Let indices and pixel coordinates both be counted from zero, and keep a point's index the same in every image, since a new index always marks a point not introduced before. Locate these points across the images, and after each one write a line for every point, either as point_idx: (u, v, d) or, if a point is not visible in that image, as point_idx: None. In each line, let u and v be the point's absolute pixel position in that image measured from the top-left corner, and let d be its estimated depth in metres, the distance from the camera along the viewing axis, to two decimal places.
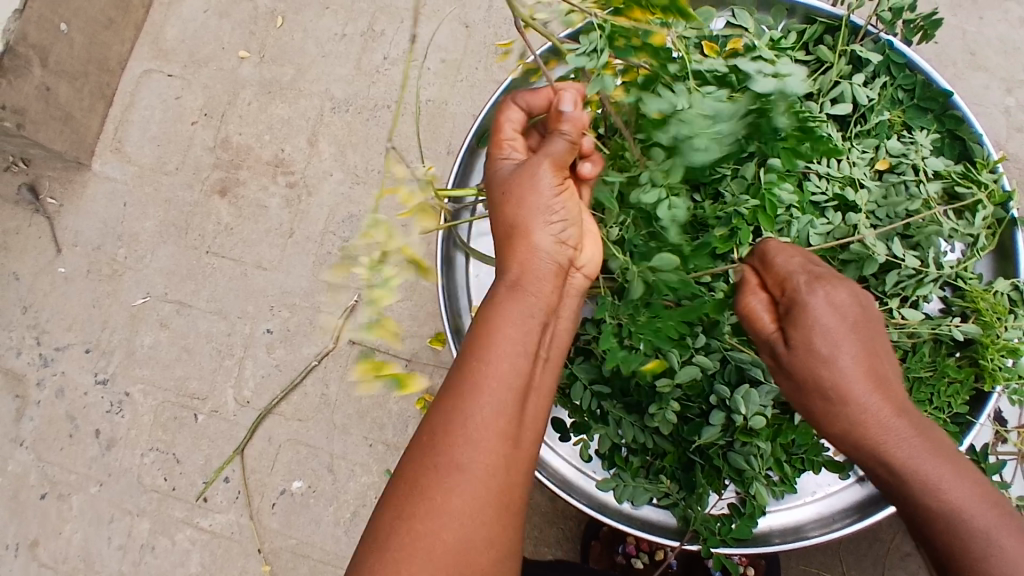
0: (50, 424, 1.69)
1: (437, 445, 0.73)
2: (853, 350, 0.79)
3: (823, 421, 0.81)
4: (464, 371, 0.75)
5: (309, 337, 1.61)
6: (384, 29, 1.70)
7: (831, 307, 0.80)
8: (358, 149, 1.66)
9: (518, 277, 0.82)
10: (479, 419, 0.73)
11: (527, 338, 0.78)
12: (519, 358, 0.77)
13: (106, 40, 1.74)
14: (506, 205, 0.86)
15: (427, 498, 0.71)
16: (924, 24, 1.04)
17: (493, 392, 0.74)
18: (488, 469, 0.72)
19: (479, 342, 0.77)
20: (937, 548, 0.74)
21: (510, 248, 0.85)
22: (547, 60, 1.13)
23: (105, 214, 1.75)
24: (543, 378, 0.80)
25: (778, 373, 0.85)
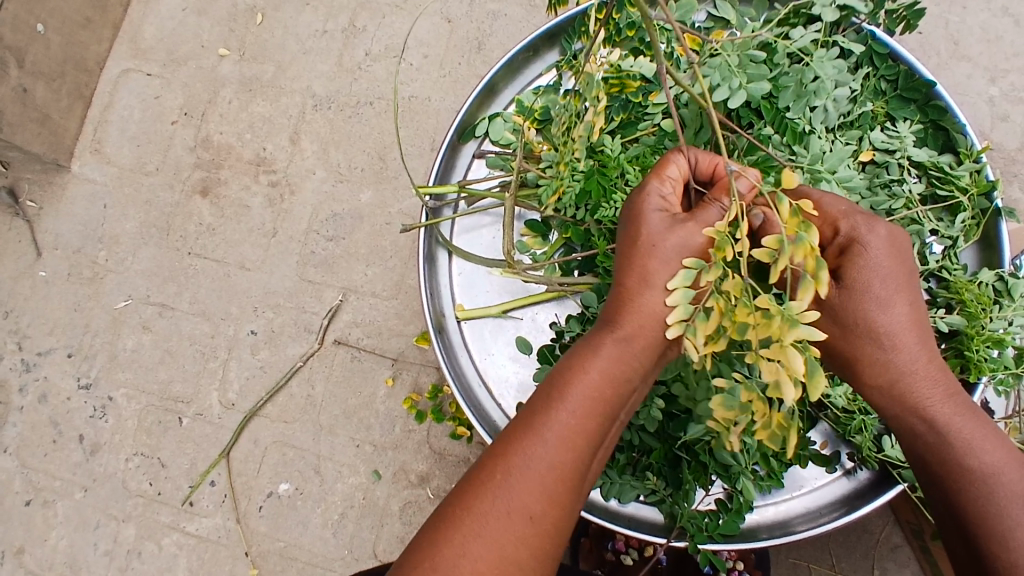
0: (33, 429, 1.66)
1: (494, 486, 0.70)
2: (906, 304, 0.77)
3: (871, 368, 0.78)
4: (543, 414, 0.73)
5: (294, 338, 1.59)
6: (366, 24, 1.68)
7: (897, 260, 0.77)
8: (341, 147, 1.64)
9: (622, 321, 0.76)
10: (550, 467, 0.71)
11: (613, 398, 0.75)
12: (602, 418, 0.75)
13: (84, 39, 1.72)
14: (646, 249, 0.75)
15: (469, 531, 0.69)
16: (906, 14, 1.02)
17: (562, 449, 0.72)
18: (550, 522, 0.71)
19: (565, 382, 0.75)
20: (967, 509, 0.74)
21: (629, 289, 0.77)
22: (528, 54, 1.11)
23: (85, 216, 1.72)
24: (611, 431, 0.79)
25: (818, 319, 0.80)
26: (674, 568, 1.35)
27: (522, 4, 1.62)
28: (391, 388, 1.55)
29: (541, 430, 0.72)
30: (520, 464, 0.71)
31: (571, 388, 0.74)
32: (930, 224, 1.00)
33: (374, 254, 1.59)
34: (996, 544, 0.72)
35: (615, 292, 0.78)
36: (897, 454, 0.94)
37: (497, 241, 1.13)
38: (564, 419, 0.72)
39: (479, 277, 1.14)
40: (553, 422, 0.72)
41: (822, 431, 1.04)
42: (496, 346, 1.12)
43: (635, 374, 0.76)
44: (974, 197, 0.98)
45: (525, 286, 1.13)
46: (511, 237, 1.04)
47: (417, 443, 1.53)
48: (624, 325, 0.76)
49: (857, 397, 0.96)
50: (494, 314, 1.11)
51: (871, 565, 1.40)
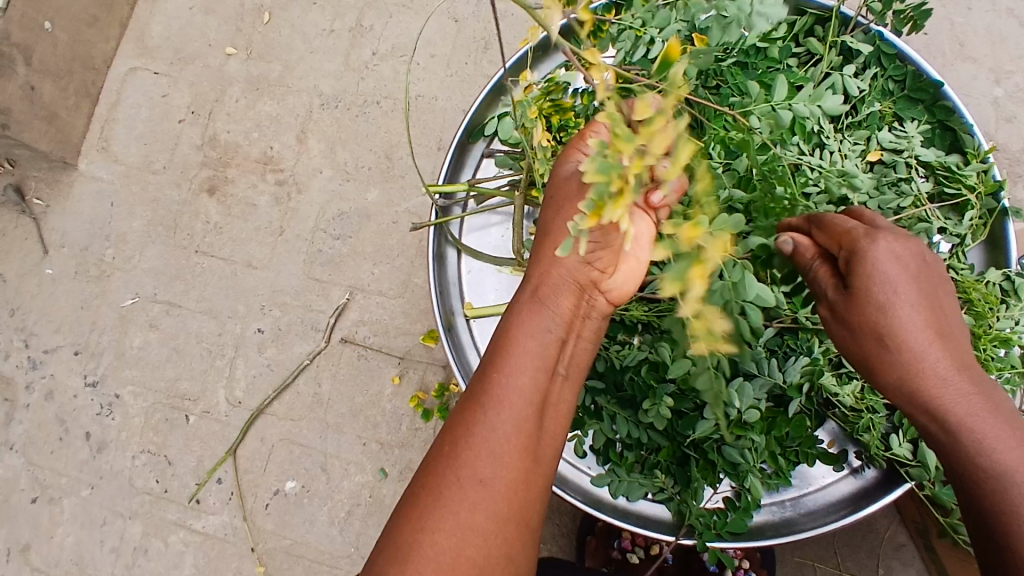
0: (40, 427, 1.67)
1: (445, 460, 0.72)
2: (919, 313, 0.74)
3: (891, 382, 0.76)
4: (482, 383, 0.76)
5: (301, 336, 1.60)
6: (373, 24, 1.68)
7: (901, 264, 0.74)
8: (348, 146, 1.65)
9: (543, 289, 0.81)
10: (495, 429, 0.72)
11: (547, 351, 0.78)
12: (538, 372, 0.77)
13: (90, 38, 1.72)
14: (559, 209, 0.80)
15: (430, 508, 0.70)
16: (914, 14, 1.02)
17: (502, 409, 0.73)
18: (505, 485, 0.71)
19: (499, 354, 0.78)
20: (986, 511, 0.70)
21: (548, 260, 0.82)
22: (537, 53, 1.12)
23: (92, 215, 1.73)
24: (561, 394, 0.80)
25: (834, 329, 0.79)
26: (681, 567, 1.35)
27: None
28: (398, 386, 1.55)
29: (482, 399, 0.74)
30: (470, 432, 0.73)
31: (509, 355, 0.77)
32: (938, 223, 1.00)
33: (381, 252, 1.60)
34: (1012, 538, 0.68)
35: (535, 268, 0.83)
36: (906, 452, 0.94)
37: (506, 240, 1.14)
38: (500, 382, 0.75)
39: (488, 276, 1.14)
40: (492, 387, 0.75)
41: (829, 429, 1.05)
42: None
43: (557, 325, 0.79)
44: (981, 197, 0.99)
45: None
46: (521, 236, 1.05)
47: (424, 442, 1.53)
48: (532, 283, 0.82)
49: (865, 396, 0.97)
50: (504, 313, 1.11)
51: (876, 564, 1.41)
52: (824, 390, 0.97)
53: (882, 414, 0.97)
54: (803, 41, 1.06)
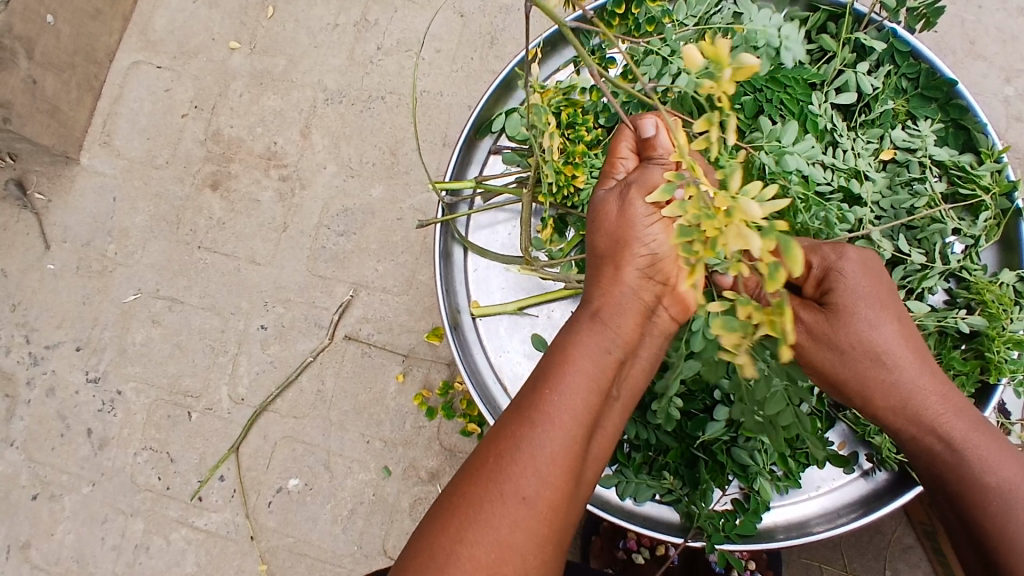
0: (41, 423, 1.66)
1: (489, 473, 0.71)
2: (897, 326, 0.86)
3: (877, 389, 0.86)
4: (535, 399, 0.75)
5: (304, 333, 1.59)
6: (377, 18, 1.67)
7: (877, 284, 0.86)
8: (352, 142, 1.64)
9: (606, 310, 0.83)
10: (543, 447, 0.72)
11: (603, 373, 0.79)
12: (596, 395, 0.77)
13: (93, 31, 1.71)
14: (604, 230, 0.85)
15: (466, 519, 0.69)
16: (927, 12, 1.01)
17: (553, 429, 0.73)
18: (547, 506, 0.71)
19: (553, 371, 0.78)
20: (982, 528, 0.79)
21: (609, 285, 0.84)
22: (545, 48, 1.10)
23: (94, 210, 1.71)
24: (608, 418, 0.81)
25: (816, 347, 0.90)
26: (686, 568, 1.35)
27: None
28: (402, 384, 1.54)
29: (531, 414, 0.74)
30: (516, 447, 0.72)
31: (565, 375, 0.76)
32: (952, 223, 0.99)
33: (385, 249, 1.59)
34: (1006, 549, 0.76)
35: (594, 289, 0.85)
36: None
37: (513, 238, 1.12)
38: (550, 401, 0.74)
39: (494, 274, 1.13)
40: (544, 404, 0.75)
41: (840, 432, 1.03)
42: (512, 343, 1.11)
43: (614, 345, 0.81)
44: (995, 197, 0.97)
45: (541, 283, 1.12)
46: (527, 235, 1.03)
47: (428, 440, 1.52)
48: (591, 303, 0.84)
49: None
50: (510, 311, 1.10)
51: (883, 566, 1.40)
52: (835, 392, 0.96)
53: None
54: (816, 38, 1.04)
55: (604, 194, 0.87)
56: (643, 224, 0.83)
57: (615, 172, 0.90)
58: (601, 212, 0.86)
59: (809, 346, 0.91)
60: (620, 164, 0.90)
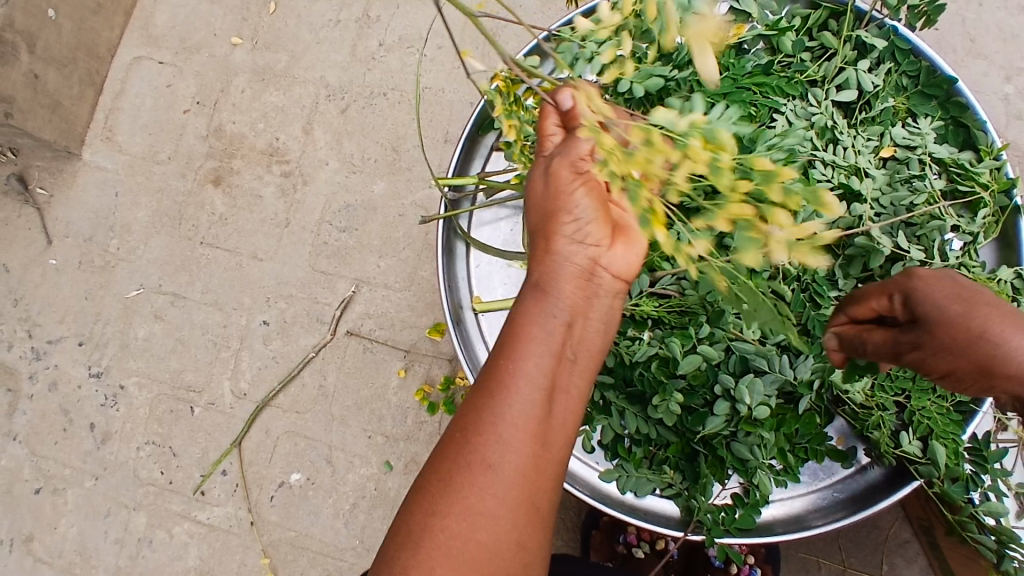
0: (43, 418, 1.67)
1: (453, 446, 0.70)
2: (999, 315, 0.75)
3: (1003, 365, 0.73)
4: (491, 370, 0.72)
5: (306, 329, 1.60)
6: (379, 15, 1.67)
7: (962, 289, 0.77)
8: (354, 138, 1.64)
9: (544, 278, 0.74)
10: (500, 418, 0.69)
11: (553, 338, 0.72)
12: (549, 360, 0.72)
13: (95, 26, 1.71)
14: (536, 204, 0.77)
15: (438, 492, 0.69)
16: (928, 10, 1.02)
17: (508, 397, 0.70)
18: (514, 471, 0.68)
19: (507, 346, 0.73)
20: None
21: (544, 250, 0.76)
22: (547, 45, 1.11)
23: (96, 204, 1.72)
24: (570, 381, 0.74)
25: (931, 357, 0.76)
26: (684, 562, 1.36)
27: None
28: (403, 379, 1.55)
29: (490, 387, 0.71)
30: (479, 416, 0.70)
31: (517, 344, 0.72)
32: (952, 220, 0.99)
33: (387, 245, 1.59)
34: None
35: (535, 256, 0.77)
36: (915, 450, 0.94)
37: (515, 234, 1.13)
38: (504, 372, 0.71)
39: (496, 270, 1.14)
40: (499, 376, 0.71)
41: (838, 427, 1.04)
42: None
43: (561, 310, 0.73)
44: (994, 194, 0.98)
45: None
46: (531, 230, 1.04)
47: (429, 435, 1.53)
48: (534, 272, 0.76)
49: (875, 394, 0.97)
50: (512, 307, 1.10)
51: (880, 561, 1.41)
52: (835, 387, 0.97)
53: (893, 412, 0.96)
54: (816, 35, 1.04)
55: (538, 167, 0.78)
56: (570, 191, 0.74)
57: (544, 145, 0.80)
58: (535, 188, 0.78)
59: (922, 362, 0.77)
60: (546, 138, 0.80)
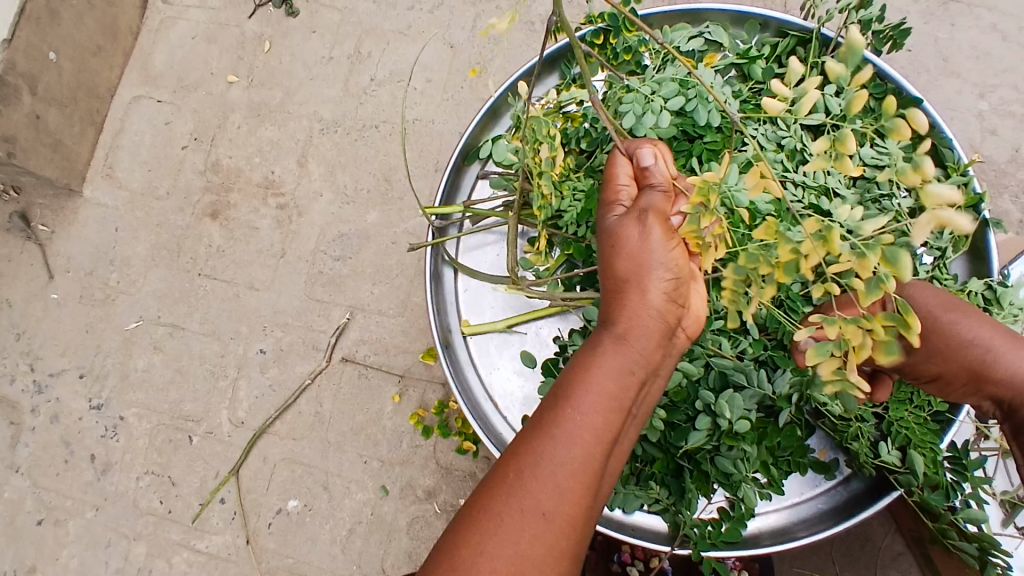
0: (45, 449, 1.69)
1: (508, 485, 0.70)
2: (980, 321, 0.93)
3: (985, 367, 0.93)
4: (555, 413, 0.73)
5: (302, 356, 1.62)
6: (370, 51, 1.73)
7: (942, 293, 0.94)
8: (348, 170, 1.69)
9: (626, 330, 0.79)
10: (566, 465, 0.71)
11: (623, 393, 0.76)
12: (614, 413, 0.75)
13: (96, 68, 1.77)
14: (617, 255, 0.81)
15: (487, 530, 0.69)
16: (893, 34, 1.06)
17: (576, 444, 0.71)
18: (566, 520, 0.70)
19: (573, 387, 0.75)
20: None
21: (624, 302, 0.80)
22: (528, 77, 1.15)
23: (97, 239, 1.76)
24: (624, 435, 0.79)
25: (923, 364, 0.94)
26: None
27: (523, 29, 1.67)
28: (398, 404, 1.58)
29: (552, 428, 0.72)
30: (540, 460, 0.71)
31: (584, 390, 0.74)
32: (919, 234, 1.03)
33: (380, 273, 1.63)
34: None
35: (615, 308, 0.81)
36: (894, 459, 0.95)
37: (501, 259, 1.16)
38: (574, 415, 0.73)
39: (484, 293, 1.17)
40: (566, 420, 0.73)
41: (820, 439, 1.07)
42: (501, 360, 1.15)
43: (639, 368, 0.78)
44: (961, 210, 1.02)
45: (529, 301, 1.16)
46: (514, 254, 1.07)
47: (424, 459, 1.55)
48: (615, 323, 0.79)
49: (854, 406, 0.99)
50: (499, 330, 1.14)
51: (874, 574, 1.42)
52: (814, 400, 0.99)
53: (871, 422, 0.99)
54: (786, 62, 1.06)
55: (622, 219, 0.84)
56: (659, 249, 0.80)
57: (619, 200, 0.87)
58: (619, 237, 0.82)
59: (914, 365, 0.94)
60: (621, 192, 0.87)
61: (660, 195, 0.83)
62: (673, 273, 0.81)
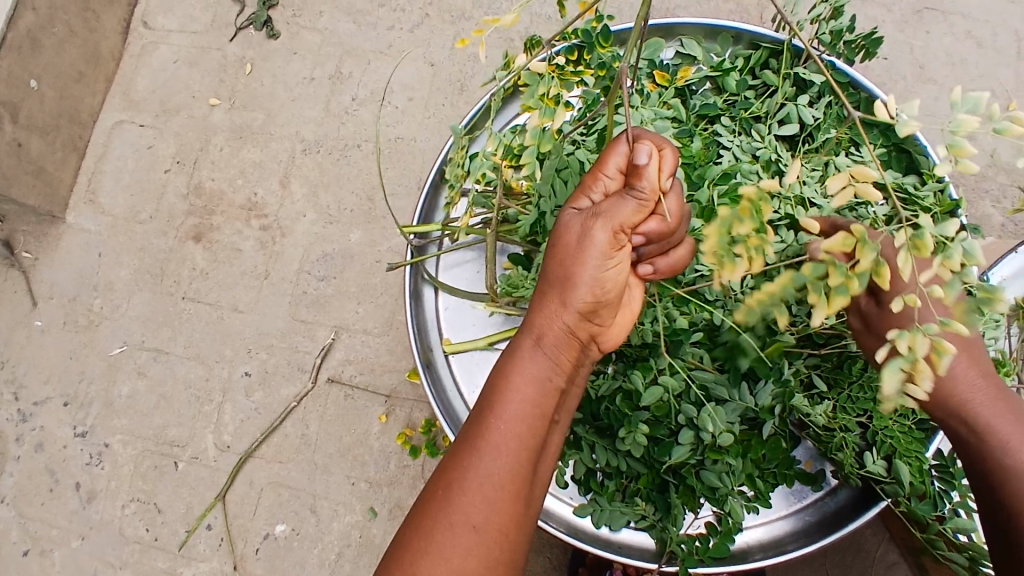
0: (30, 478, 1.67)
1: (436, 507, 0.72)
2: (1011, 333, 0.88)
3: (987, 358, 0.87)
4: (479, 426, 0.74)
5: (287, 378, 1.61)
6: (351, 71, 1.73)
7: None
8: (331, 190, 1.68)
9: (546, 333, 0.78)
10: (492, 475, 0.72)
11: (544, 398, 0.76)
12: (538, 418, 0.75)
13: (77, 93, 1.77)
14: (556, 259, 0.77)
15: (418, 551, 0.70)
16: (865, 43, 1.06)
17: (502, 454, 0.72)
18: (498, 530, 0.71)
19: (495, 396, 0.75)
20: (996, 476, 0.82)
21: (546, 302, 0.79)
22: (505, 95, 1.16)
23: (80, 265, 1.75)
24: (552, 439, 0.79)
25: None
26: None
27: (502, 46, 1.68)
28: (385, 425, 1.56)
29: (477, 442, 0.73)
30: (466, 476, 0.72)
31: (504, 401, 0.74)
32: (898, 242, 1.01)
33: (365, 291, 1.62)
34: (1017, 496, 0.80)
35: (537, 311, 0.79)
36: (880, 469, 0.94)
37: (480, 276, 1.16)
38: (496, 426, 0.73)
39: (465, 311, 1.16)
40: (490, 433, 0.73)
41: (805, 450, 1.06)
42: (484, 379, 1.14)
43: (558, 375, 0.77)
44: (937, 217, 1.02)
45: (510, 318, 1.15)
46: (493, 271, 1.06)
47: (413, 478, 1.54)
48: (534, 327, 0.78)
49: (838, 415, 0.98)
50: (481, 347, 1.13)
51: None
52: (797, 411, 0.97)
53: (855, 432, 0.97)
54: (758, 74, 1.07)
55: (576, 219, 0.77)
56: (599, 261, 0.76)
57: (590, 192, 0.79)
58: (563, 237, 0.78)
59: None
60: (602, 180, 0.79)
61: (634, 201, 0.75)
62: (617, 270, 0.78)
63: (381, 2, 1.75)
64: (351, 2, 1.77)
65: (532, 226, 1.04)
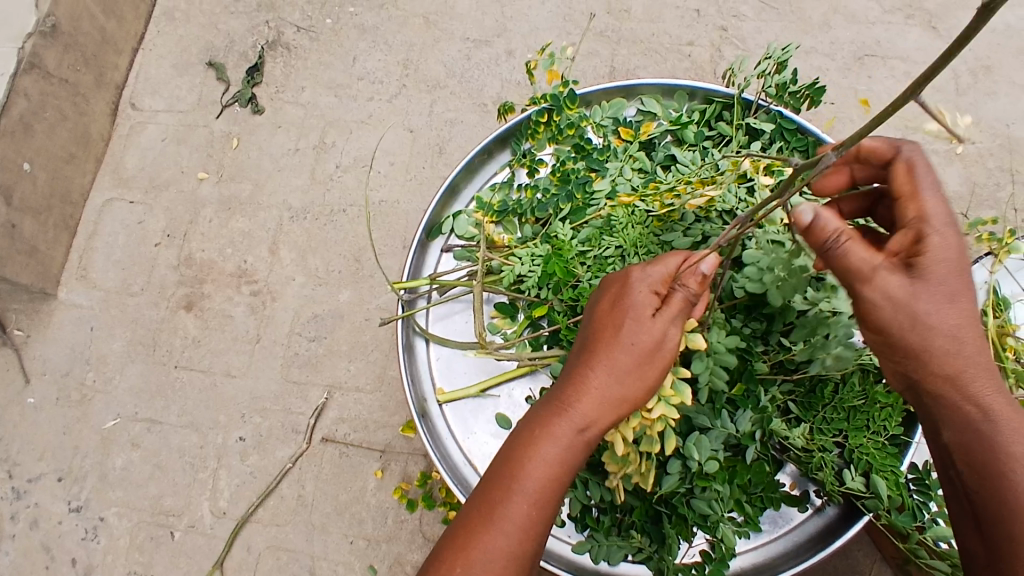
0: (25, 557, 1.65)
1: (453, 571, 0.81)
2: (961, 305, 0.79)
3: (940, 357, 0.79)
4: (501, 499, 0.84)
5: (283, 440, 1.63)
6: (334, 140, 1.82)
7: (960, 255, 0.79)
8: (318, 253, 1.74)
9: (583, 420, 0.85)
10: (507, 550, 0.81)
11: (561, 479, 0.85)
12: (552, 498, 0.85)
13: (68, 173, 1.83)
14: (611, 353, 0.87)
15: None
16: (809, 93, 1.12)
17: (517, 532, 0.82)
18: None
19: (519, 472, 0.85)
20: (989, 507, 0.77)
21: (584, 388, 0.87)
22: (483, 156, 1.22)
23: (72, 340, 1.77)
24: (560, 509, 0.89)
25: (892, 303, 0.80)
26: None
27: (476, 110, 1.79)
28: (380, 480, 1.58)
29: (496, 519, 0.83)
30: (482, 546, 0.82)
31: (527, 479, 0.84)
32: None
33: (356, 349, 1.67)
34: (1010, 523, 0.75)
35: (576, 393, 0.87)
36: (859, 485, 0.98)
37: (469, 325, 1.21)
38: (516, 505, 0.83)
39: (456, 360, 1.21)
40: (509, 511, 0.83)
41: (789, 472, 1.11)
42: (477, 424, 1.18)
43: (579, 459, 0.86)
44: None
45: (499, 364, 1.20)
46: (481, 320, 1.12)
47: (411, 533, 1.55)
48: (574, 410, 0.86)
49: (815, 437, 1.02)
50: (473, 394, 1.18)
51: None
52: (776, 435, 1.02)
53: (833, 452, 1.02)
54: (714, 125, 1.15)
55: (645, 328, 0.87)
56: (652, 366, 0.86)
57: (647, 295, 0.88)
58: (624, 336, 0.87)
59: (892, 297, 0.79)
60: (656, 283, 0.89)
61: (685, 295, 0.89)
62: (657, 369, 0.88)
63: (360, 76, 1.86)
64: (331, 77, 1.87)
65: (516, 276, 1.09)
